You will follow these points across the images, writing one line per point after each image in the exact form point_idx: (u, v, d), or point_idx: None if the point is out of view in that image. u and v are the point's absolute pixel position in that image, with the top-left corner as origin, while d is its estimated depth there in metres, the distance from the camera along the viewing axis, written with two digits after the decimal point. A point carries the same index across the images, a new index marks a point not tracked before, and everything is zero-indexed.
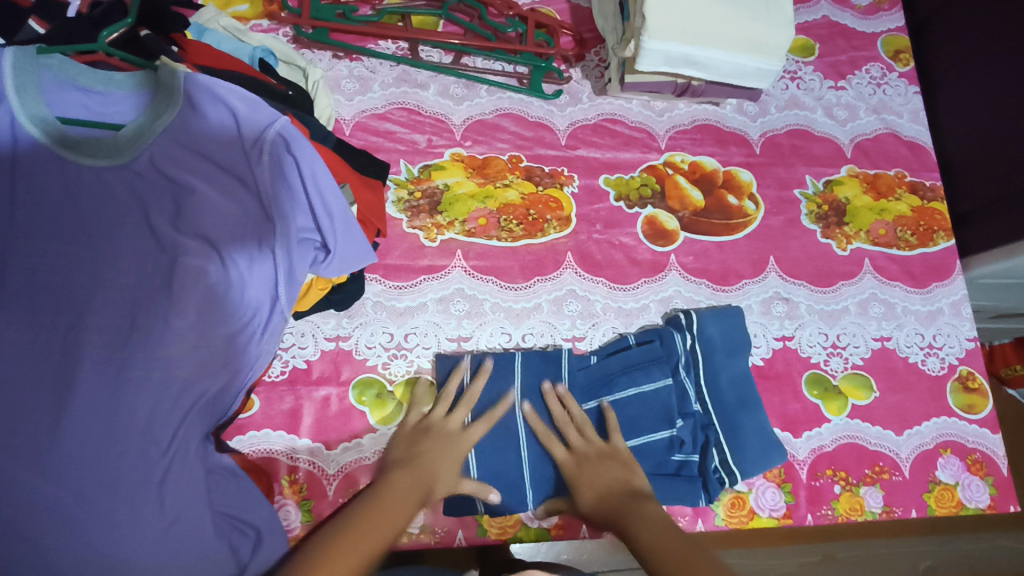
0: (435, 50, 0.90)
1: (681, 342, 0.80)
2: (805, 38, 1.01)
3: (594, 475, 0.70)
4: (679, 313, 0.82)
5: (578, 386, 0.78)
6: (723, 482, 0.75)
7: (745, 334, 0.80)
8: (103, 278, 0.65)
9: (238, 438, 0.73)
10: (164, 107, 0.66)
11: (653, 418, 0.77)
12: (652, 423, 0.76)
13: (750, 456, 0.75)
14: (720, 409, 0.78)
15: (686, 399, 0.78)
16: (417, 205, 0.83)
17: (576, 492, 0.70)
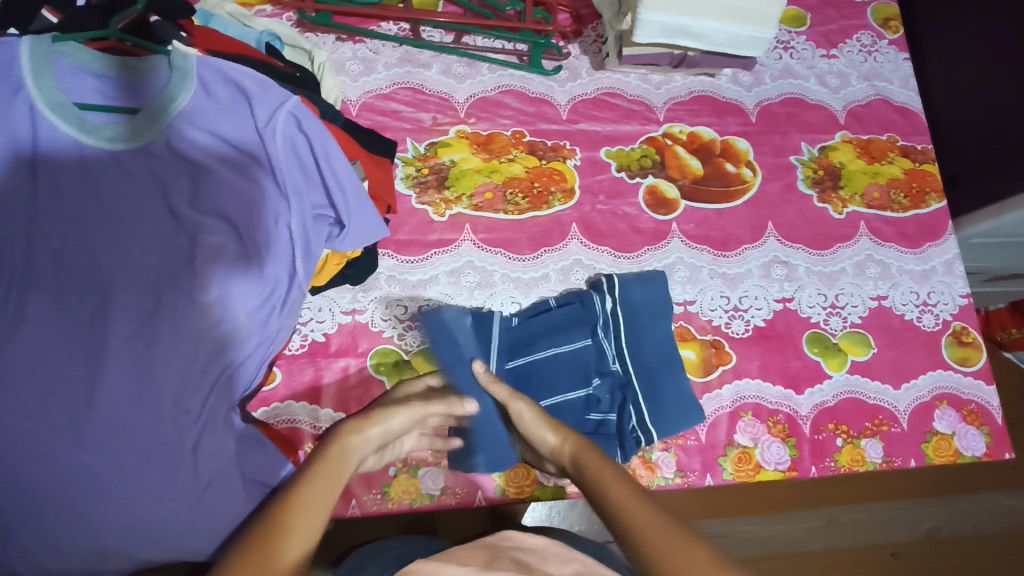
0: (436, 30, 0.92)
1: (606, 302, 0.80)
2: (796, 9, 1.03)
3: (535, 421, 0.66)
4: (603, 277, 0.82)
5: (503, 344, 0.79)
6: (640, 441, 0.78)
7: (669, 299, 0.81)
8: (129, 258, 0.68)
9: (263, 409, 0.75)
10: (176, 89, 0.68)
11: (575, 377, 0.78)
12: (572, 382, 0.78)
13: (669, 417, 0.78)
14: (646, 368, 0.80)
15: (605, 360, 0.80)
16: (425, 181, 0.85)
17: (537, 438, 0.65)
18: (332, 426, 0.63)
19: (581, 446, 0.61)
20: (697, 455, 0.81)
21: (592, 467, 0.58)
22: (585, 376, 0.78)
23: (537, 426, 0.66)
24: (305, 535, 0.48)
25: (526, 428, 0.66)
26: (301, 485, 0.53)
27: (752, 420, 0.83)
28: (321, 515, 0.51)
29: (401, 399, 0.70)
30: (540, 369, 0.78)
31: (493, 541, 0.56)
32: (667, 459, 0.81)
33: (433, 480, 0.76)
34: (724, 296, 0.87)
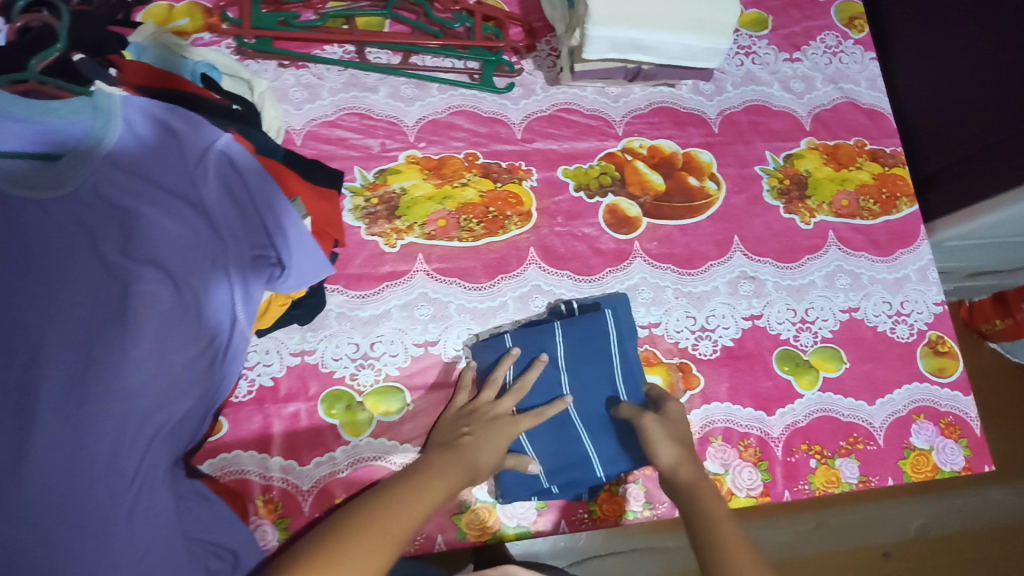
0: (383, 51, 0.89)
1: (610, 319, 0.78)
2: (757, 11, 1.00)
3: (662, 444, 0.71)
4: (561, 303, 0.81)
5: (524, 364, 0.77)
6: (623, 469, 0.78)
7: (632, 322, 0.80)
8: (55, 312, 0.63)
9: (209, 461, 0.73)
10: (100, 132, 0.63)
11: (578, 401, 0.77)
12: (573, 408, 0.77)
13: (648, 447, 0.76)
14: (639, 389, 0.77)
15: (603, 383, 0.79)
16: (375, 212, 0.82)
17: (654, 449, 0.71)
18: (451, 437, 0.70)
19: (698, 480, 0.68)
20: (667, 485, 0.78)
21: (702, 501, 0.66)
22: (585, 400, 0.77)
23: (660, 444, 0.71)
24: (377, 547, 0.55)
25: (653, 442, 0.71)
26: (414, 492, 0.61)
27: (722, 445, 0.80)
28: (397, 535, 0.57)
29: (493, 415, 0.72)
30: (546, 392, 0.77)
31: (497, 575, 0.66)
32: (636, 491, 0.78)
33: None
34: (690, 316, 0.85)
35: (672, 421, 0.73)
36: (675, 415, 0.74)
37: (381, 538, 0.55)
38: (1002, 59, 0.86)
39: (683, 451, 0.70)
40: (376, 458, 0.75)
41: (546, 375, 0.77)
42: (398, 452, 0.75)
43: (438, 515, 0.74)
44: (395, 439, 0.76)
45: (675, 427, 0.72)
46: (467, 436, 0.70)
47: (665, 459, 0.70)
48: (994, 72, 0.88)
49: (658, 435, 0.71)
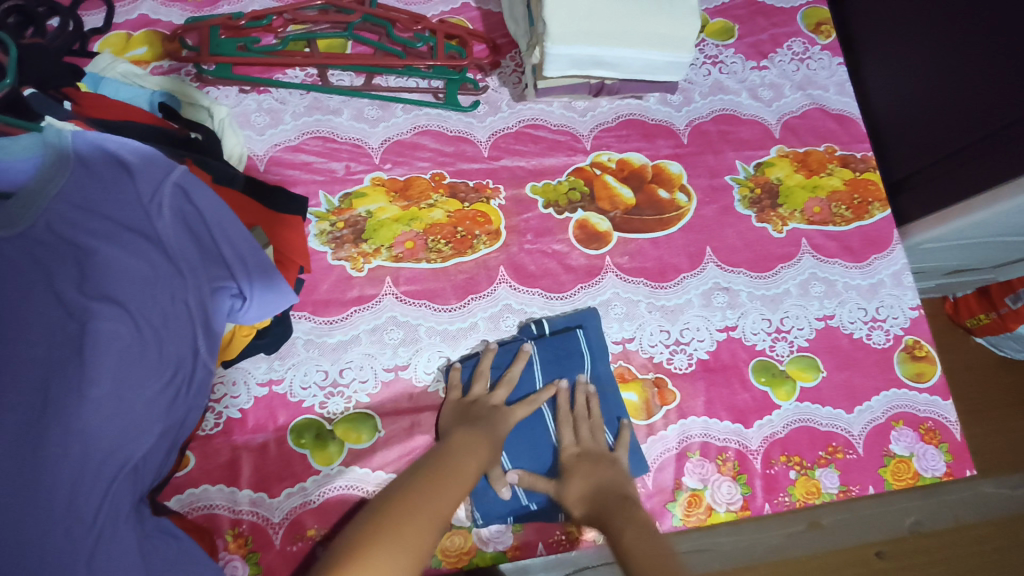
0: (346, 73, 0.88)
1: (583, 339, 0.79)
2: (723, 20, 0.99)
3: (590, 471, 0.71)
4: (532, 322, 0.81)
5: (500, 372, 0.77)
6: None
7: (604, 341, 0.80)
8: (9, 353, 0.61)
9: (177, 498, 0.71)
10: (53, 171, 0.62)
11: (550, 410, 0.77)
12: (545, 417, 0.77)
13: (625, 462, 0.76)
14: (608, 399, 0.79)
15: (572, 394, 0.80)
16: (341, 236, 0.81)
17: (569, 477, 0.71)
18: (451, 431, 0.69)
19: (601, 509, 0.66)
20: (644, 503, 0.77)
21: (606, 523, 0.65)
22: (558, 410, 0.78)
23: (569, 494, 0.70)
24: (414, 545, 0.52)
25: (561, 494, 0.71)
26: (438, 487, 0.59)
27: (700, 461, 0.79)
28: (430, 529, 0.54)
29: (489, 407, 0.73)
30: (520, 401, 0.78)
31: None
32: None
33: None
34: (664, 330, 0.84)
35: (573, 459, 0.73)
36: (588, 444, 0.74)
37: (425, 524, 0.54)
38: (967, 62, 0.86)
39: (586, 488, 0.69)
40: (349, 487, 0.73)
41: (521, 387, 0.77)
42: (371, 479, 0.74)
43: None
44: (367, 467, 0.74)
45: (579, 462, 0.72)
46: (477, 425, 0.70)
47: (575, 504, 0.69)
48: (959, 75, 0.87)
49: (579, 466, 0.72)
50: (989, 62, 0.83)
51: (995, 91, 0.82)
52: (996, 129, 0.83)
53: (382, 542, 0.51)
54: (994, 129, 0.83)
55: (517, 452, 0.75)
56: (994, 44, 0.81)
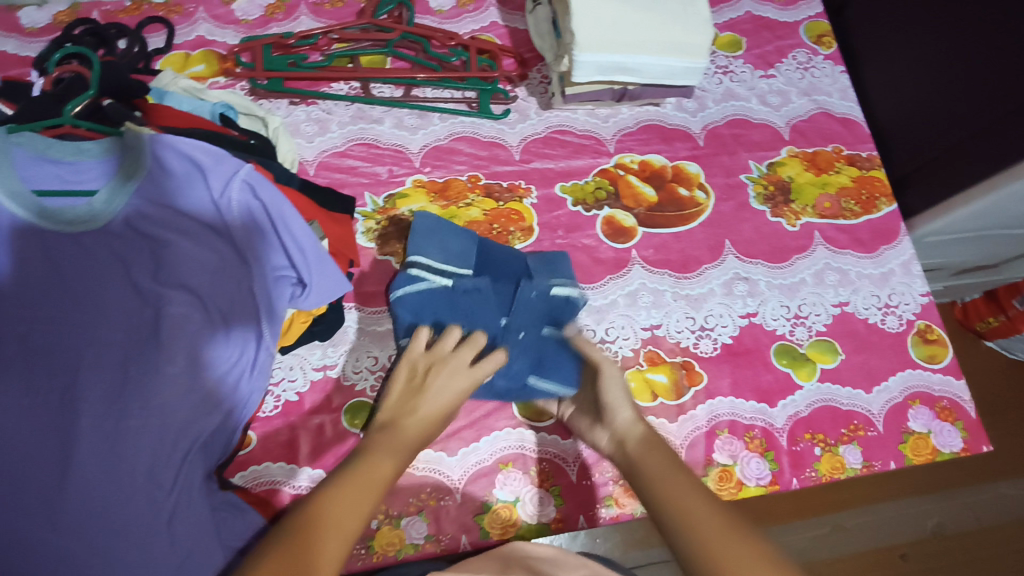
0: (386, 86, 0.95)
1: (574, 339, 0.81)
2: (731, 34, 1.07)
3: (615, 391, 0.71)
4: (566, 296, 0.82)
5: (521, 357, 0.79)
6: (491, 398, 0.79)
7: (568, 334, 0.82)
8: (93, 337, 0.67)
9: (241, 474, 0.76)
10: (133, 168, 0.68)
11: (498, 305, 0.81)
12: (491, 303, 0.80)
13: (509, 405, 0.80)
14: (534, 259, 0.84)
15: (540, 282, 0.81)
16: (386, 233, 0.88)
17: (610, 401, 0.71)
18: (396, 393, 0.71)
19: (652, 437, 0.66)
20: None
21: (651, 475, 0.62)
22: (499, 295, 0.81)
23: (619, 402, 0.70)
24: (341, 535, 0.54)
25: (608, 394, 0.71)
26: (374, 468, 0.61)
27: (728, 438, 0.83)
28: (358, 518, 0.57)
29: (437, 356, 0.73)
30: (511, 334, 0.79)
31: (507, 551, 0.69)
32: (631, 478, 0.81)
33: (417, 529, 0.76)
34: (689, 317, 0.89)
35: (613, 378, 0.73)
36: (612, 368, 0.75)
37: (354, 514, 0.57)
38: (971, 54, 0.91)
39: (633, 412, 0.70)
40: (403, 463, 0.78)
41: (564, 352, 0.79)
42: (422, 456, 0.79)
43: (461, 516, 0.77)
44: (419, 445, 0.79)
45: (615, 383, 0.72)
46: (438, 387, 0.70)
47: (623, 416, 0.69)
48: (964, 67, 0.93)
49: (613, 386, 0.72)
50: (993, 52, 0.88)
51: (997, 80, 0.88)
52: (998, 117, 0.88)
53: (317, 527, 0.54)
54: (998, 116, 0.89)
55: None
56: (998, 34, 0.87)
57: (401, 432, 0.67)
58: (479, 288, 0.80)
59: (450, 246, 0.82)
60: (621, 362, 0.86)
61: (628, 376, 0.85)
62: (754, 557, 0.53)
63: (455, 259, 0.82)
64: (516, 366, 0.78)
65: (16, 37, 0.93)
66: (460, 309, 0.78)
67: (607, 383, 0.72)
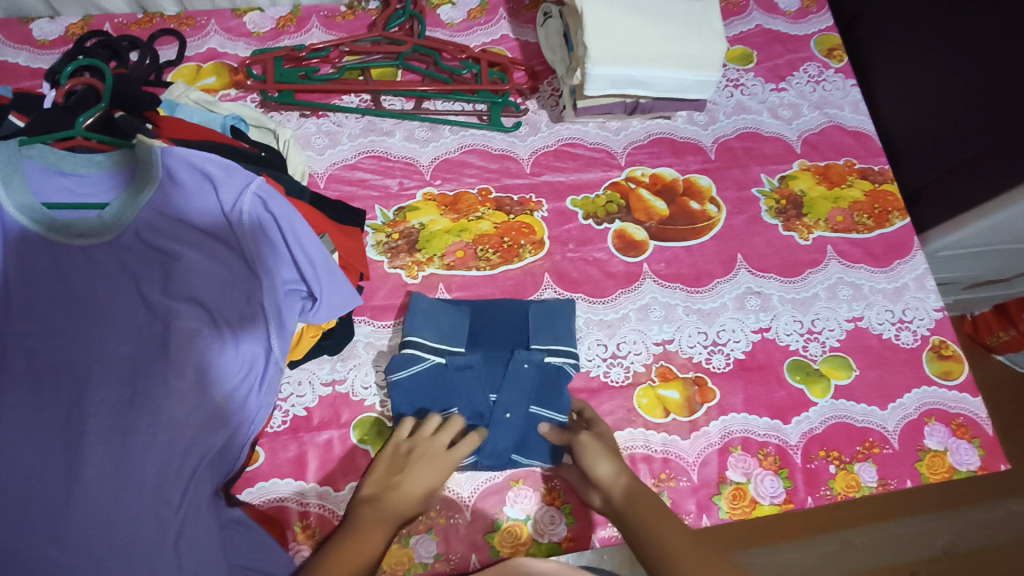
0: (397, 98, 0.95)
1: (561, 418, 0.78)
2: (742, 47, 1.07)
3: (597, 453, 0.72)
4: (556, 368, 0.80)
5: (505, 436, 0.76)
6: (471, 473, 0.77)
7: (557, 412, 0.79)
8: (101, 350, 0.67)
9: (248, 490, 0.76)
10: (142, 185, 0.67)
11: (490, 381, 0.80)
12: (482, 378, 0.79)
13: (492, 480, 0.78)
14: (535, 315, 0.82)
15: (534, 352, 0.79)
16: (396, 246, 0.88)
17: (594, 461, 0.71)
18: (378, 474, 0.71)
19: (636, 489, 0.68)
20: (691, 497, 0.80)
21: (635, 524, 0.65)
22: (492, 370, 0.80)
23: (600, 456, 0.71)
24: None
25: (587, 457, 0.72)
26: (355, 542, 0.63)
27: (742, 455, 0.82)
28: None
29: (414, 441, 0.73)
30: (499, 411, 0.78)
31: (507, 565, 0.67)
32: None
33: (426, 548, 0.75)
34: (701, 331, 0.88)
35: (591, 438, 0.73)
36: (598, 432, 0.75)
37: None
38: (986, 67, 0.90)
39: (620, 470, 0.70)
40: None
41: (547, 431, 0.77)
42: None
43: (470, 535, 0.75)
44: None
45: (596, 443, 0.73)
46: (416, 469, 0.70)
47: (604, 471, 0.70)
48: (980, 79, 0.92)
49: (596, 445, 0.72)
50: (1010, 65, 0.87)
51: (1014, 93, 0.87)
52: (1015, 131, 0.87)
53: None
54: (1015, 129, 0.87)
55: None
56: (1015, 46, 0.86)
57: (383, 506, 0.67)
58: (471, 365, 0.79)
59: (443, 320, 0.80)
60: (633, 377, 0.85)
61: (640, 392, 0.84)
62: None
63: (449, 334, 0.79)
64: (499, 445, 0.76)
65: (28, 49, 0.93)
66: (450, 387, 0.78)
67: (586, 443, 0.72)
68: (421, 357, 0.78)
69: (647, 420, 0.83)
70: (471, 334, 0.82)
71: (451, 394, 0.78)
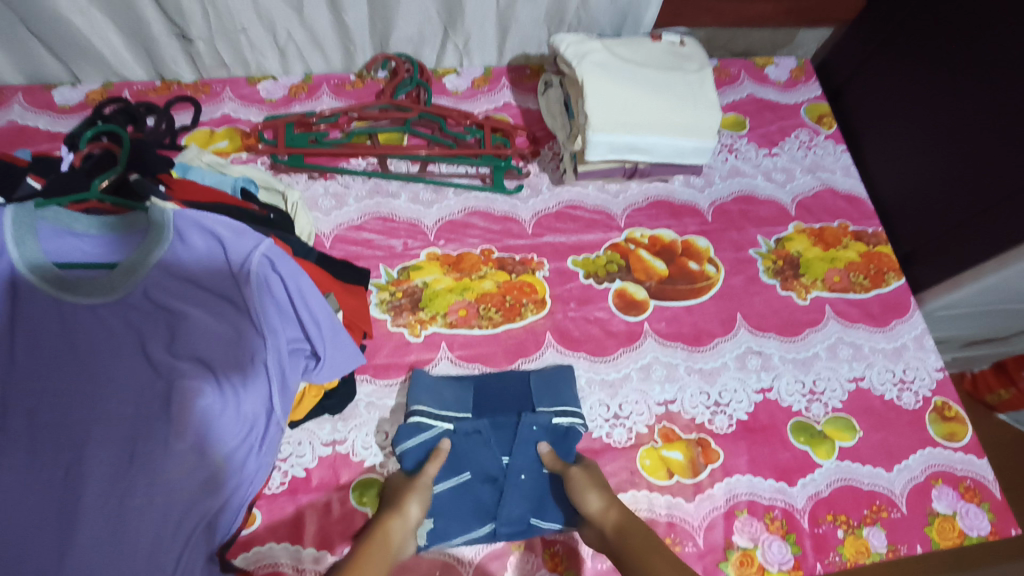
0: (403, 162, 0.99)
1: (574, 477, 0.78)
2: (735, 115, 1.11)
3: (585, 488, 0.73)
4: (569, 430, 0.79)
5: (520, 500, 0.76)
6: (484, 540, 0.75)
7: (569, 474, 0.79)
8: (102, 410, 0.67)
9: (243, 555, 0.74)
10: (152, 244, 0.66)
11: (499, 442, 0.79)
12: (490, 442, 0.79)
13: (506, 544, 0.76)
14: (537, 383, 0.82)
15: (541, 415, 0.79)
16: (399, 304, 0.89)
17: (583, 495, 0.73)
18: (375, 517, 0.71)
19: (626, 521, 0.70)
20: (697, 563, 0.78)
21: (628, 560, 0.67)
22: (500, 433, 0.79)
23: (588, 490, 0.73)
24: None
25: (577, 490, 0.73)
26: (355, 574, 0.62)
27: (748, 519, 0.81)
28: None
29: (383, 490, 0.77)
30: (512, 475, 0.77)
31: None
32: None
33: None
34: (703, 392, 0.88)
35: (580, 472, 0.75)
36: (588, 466, 0.77)
37: None
38: (971, 138, 0.94)
39: (607, 500, 0.72)
40: None
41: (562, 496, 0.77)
42: None
43: None
44: None
45: (585, 478, 0.74)
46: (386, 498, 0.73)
47: (594, 504, 0.72)
48: (971, 145, 0.94)
49: (583, 480, 0.74)
50: (1002, 131, 0.89)
51: (1006, 158, 0.89)
52: (1009, 194, 0.89)
53: None
54: (1010, 191, 0.89)
55: (448, 524, 0.74)
56: (1006, 113, 0.89)
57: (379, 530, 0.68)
58: (479, 430, 0.78)
59: (445, 393, 0.81)
60: (636, 439, 0.84)
61: (642, 453, 0.83)
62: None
63: (453, 403, 0.80)
64: (515, 510, 0.75)
65: (49, 114, 0.97)
66: (458, 453, 0.77)
67: (577, 479, 0.74)
68: (428, 425, 0.77)
69: (650, 482, 0.82)
70: (476, 400, 0.82)
71: (462, 461, 0.77)
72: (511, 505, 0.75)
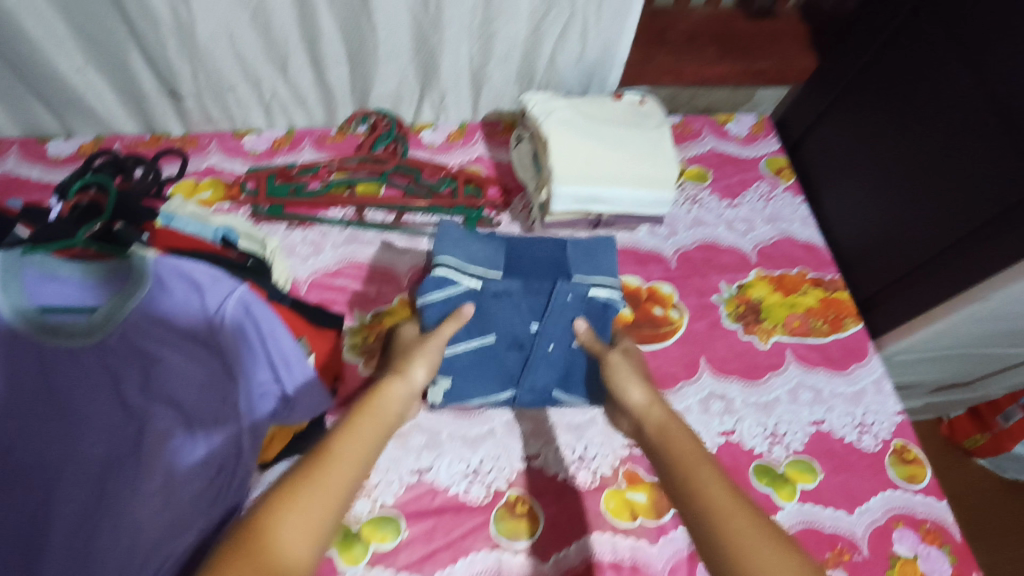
0: (379, 212, 1.03)
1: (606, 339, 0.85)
2: (698, 167, 1.17)
3: (624, 370, 0.76)
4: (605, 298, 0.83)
5: (546, 371, 0.86)
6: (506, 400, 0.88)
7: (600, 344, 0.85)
8: (73, 450, 0.70)
9: None
10: (134, 288, 0.68)
11: (529, 308, 0.83)
12: (521, 306, 0.83)
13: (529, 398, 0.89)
14: (574, 251, 0.85)
15: (577, 285, 0.83)
16: (371, 349, 0.92)
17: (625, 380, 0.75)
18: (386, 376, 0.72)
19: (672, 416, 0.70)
20: None
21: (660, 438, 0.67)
22: (531, 299, 0.83)
23: (630, 374, 0.75)
24: (332, 492, 0.54)
25: (619, 379, 0.75)
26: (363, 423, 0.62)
27: None
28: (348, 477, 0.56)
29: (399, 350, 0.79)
30: (540, 343, 0.84)
31: None
32: None
33: None
34: None
35: (620, 357, 0.78)
36: (629, 355, 0.79)
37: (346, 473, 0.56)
38: (920, 184, 0.99)
39: (646, 384, 0.74)
40: None
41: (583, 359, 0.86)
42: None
43: None
44: (391, 568, 0.78)
45: (625, 365, 0.77)
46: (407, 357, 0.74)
47: (637, 395, 0.72)
48: (920, 192, 1.00)
49: (624, 365, 0.76)
50: (948, 177, 0.95)
51: (954, 203, 0.95)
52: (962, 236, 0.94)
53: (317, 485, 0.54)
54: (958, 239, 0.95)
55: (470, 385, 0.85)
56: (947, 166, 0.95)
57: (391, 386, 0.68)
58: (509, 292, 0.82)
59: (475, 249, 0.83)
60: (600, 480, 0.86)
61: (607, 495, 0.85)
62: (748, 524, 0.54)
63: (482, 261, 0.82)
64: (538, 381, 0.86)
65: (41, 165, 1.02)
66: (488, 314, 0.83)
67: (615, 362, 0.77)
68: (454, 282, 0.81)
69: (614, 524, 0.83)
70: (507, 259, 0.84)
71: (490, 322, 0.83)
72: (536, 372, 0.86)
